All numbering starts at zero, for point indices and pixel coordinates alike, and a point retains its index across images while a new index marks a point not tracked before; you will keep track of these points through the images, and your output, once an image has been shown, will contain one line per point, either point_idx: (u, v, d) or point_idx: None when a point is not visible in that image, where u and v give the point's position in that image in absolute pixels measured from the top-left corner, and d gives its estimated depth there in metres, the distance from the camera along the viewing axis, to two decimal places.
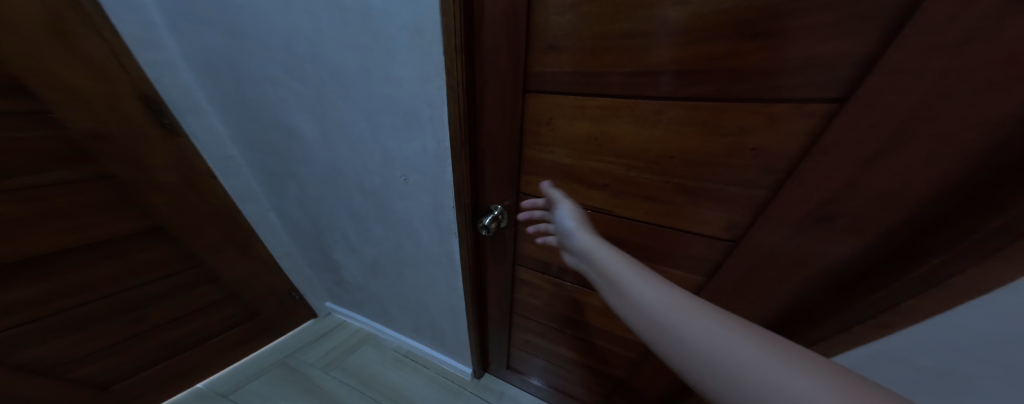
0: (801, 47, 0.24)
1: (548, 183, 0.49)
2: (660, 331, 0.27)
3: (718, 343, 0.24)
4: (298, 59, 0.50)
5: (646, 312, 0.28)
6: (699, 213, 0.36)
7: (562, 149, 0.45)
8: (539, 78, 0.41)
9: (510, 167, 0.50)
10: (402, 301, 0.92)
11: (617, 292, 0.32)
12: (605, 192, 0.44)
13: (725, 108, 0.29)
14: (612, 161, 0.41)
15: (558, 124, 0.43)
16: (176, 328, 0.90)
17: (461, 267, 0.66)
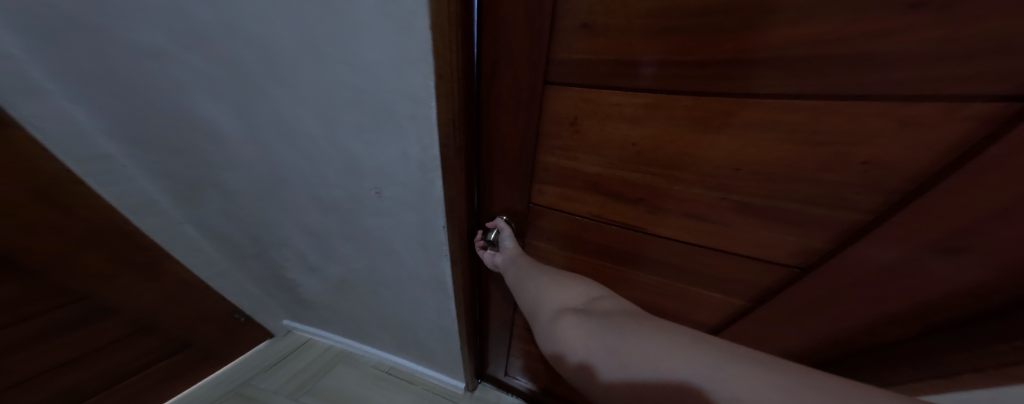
0: (961, 35, 0.18)
1: (568, 194, 0.41)
2: (519, 285, 0.45)
3: (561, 297, 0.41)
4: (198, 25, 0.33)
5: (518, 276, 0.46)
6: (758, 235, 0.32)
7: (592, 157, 0.36)
8: (564, 67, 0.31)
9: (520, 176, 0.40)
10: (380, 320, 0.80)
11: (507, 267, 0.48)
12: (639, 207, 0.37)
13: (823, 108, 0.24)
14: (654, 173, 0.34)
15: (589, 125, 0.34)
16: (63, 378, 0.68)
17: (453, 290, 0.56)
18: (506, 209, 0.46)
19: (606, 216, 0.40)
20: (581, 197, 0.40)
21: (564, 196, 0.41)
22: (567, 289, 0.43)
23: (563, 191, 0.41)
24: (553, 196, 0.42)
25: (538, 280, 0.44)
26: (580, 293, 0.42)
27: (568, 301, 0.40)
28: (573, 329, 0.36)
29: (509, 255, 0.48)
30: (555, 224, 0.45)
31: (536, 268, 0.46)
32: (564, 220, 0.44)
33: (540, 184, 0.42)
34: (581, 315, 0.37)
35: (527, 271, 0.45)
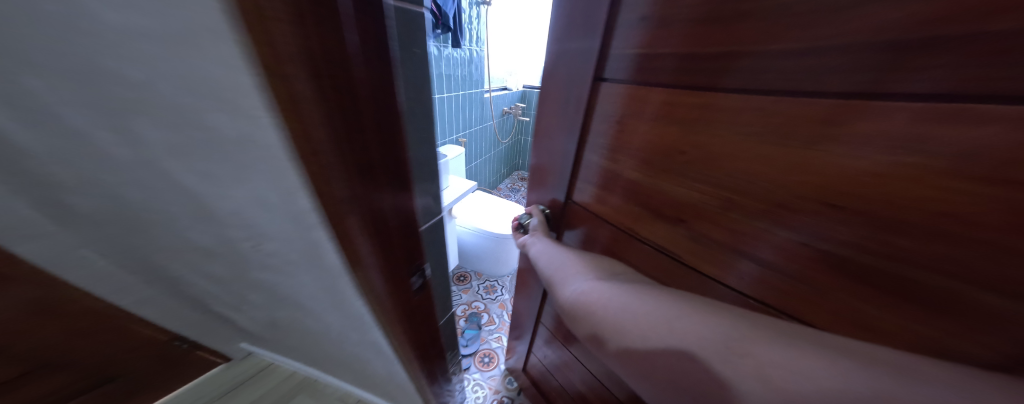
0: None
1: (594, 192, 0.49)
2: (545, 259, 0.51)
3: (580, 268, 0.45)
4: None
5: (547, 252, 0.52)
6: (908, 327, 0.25)
7: (632, 159, 0.41)
8: (620, 61, 0.39)
9: (565, 167, 0.52)
10: (338, 362, 0.67)
11: (536, 246, 0.55)
12: (649, 210, 0.42)
13: (845, 124, 0.24)
14: (667, 177, 0.38)
15: (630, 127, 0.40)
16: None
17: (395, 354, 0.41)
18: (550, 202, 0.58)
19: (623, 220, 0.46)
20: (610, 198, 0.47)
21: (592, 195, 0.50)
22: (588, 263, 0.46)
23: (591, 189, 0.50)
24: (585, 195, 0.51)
25: (563, 256, 0.49)
26: (601, 267, 0.45)
27: (586, 271, 0.44)
28: (585, 294, 0.41)
29: (539, 238, 0.56)
30: (579, 218, 0.54)
31: (564, 249, 0.51)
32: (585, 215, 0.52)
33: (574, 182, 0.52)
34: (597, 283, 0.41)
35: (555, 249, 0.52)
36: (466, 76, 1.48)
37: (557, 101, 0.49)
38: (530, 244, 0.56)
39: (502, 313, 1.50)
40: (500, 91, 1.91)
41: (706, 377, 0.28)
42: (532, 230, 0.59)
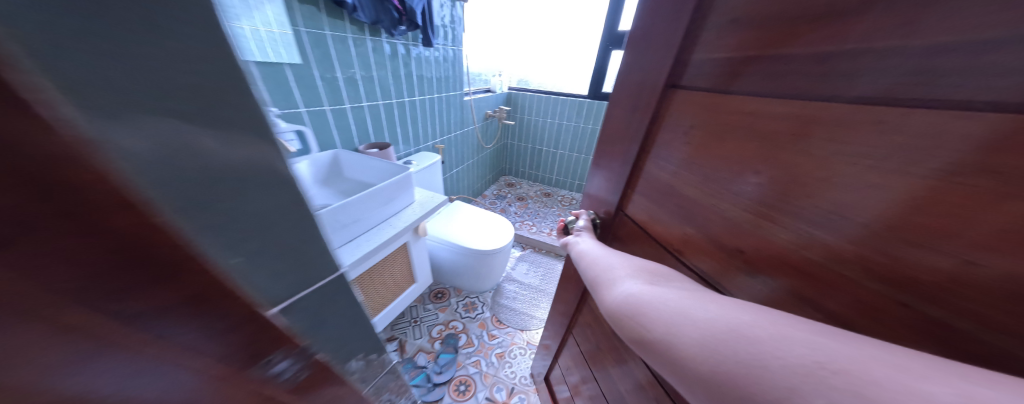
0: None
1: (648, 208, 0.39)
2: (581, 253, 0.42)
3: (622, 260, 0.36)
4: None
5: (587, 246, 0.43)
6: None
7: (685, 178, 0.33)
8: (699, 69, 0.31)
9: (619, 182, 0.45)
10: None
11: (578, 241, 0.46)
12: (702, 235, 0.31)
13: (1022, 151, 0.14)
14: (724, 191, 0.28)
15: (701, 134, 0.31)
16: None
17: None
18: (603, 214, 0.49)
19: (674, 245, 0.35)
20: (663, 216, 0.37)
21: (646, 210, 0.40)
22: (631, 258, 0.36)
23: (644, 203, 0.40)
24: (639, 209, 0.41)
25: (604, 251, 0.40)
26: (648, 263, 0.34)
27: (627, 263, 0.34)
28: (620, 280, 0.31)
29: (582, 235, 0.47)
30: (628, 236, 0.44)
31: (606, 248, 0.41)
32: (637, 233, 0.42)
33: (629, 194, 0.43)
34: (639, 274, 0.31)
35: (599, 246, 0.42)
36: (443, 79, 1.38)
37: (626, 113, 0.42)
38: (571, 241, 0.48)
39: (482, 333, 1.35)
40: (482, 94, 1.82)
41: (781, 385, 0.17)
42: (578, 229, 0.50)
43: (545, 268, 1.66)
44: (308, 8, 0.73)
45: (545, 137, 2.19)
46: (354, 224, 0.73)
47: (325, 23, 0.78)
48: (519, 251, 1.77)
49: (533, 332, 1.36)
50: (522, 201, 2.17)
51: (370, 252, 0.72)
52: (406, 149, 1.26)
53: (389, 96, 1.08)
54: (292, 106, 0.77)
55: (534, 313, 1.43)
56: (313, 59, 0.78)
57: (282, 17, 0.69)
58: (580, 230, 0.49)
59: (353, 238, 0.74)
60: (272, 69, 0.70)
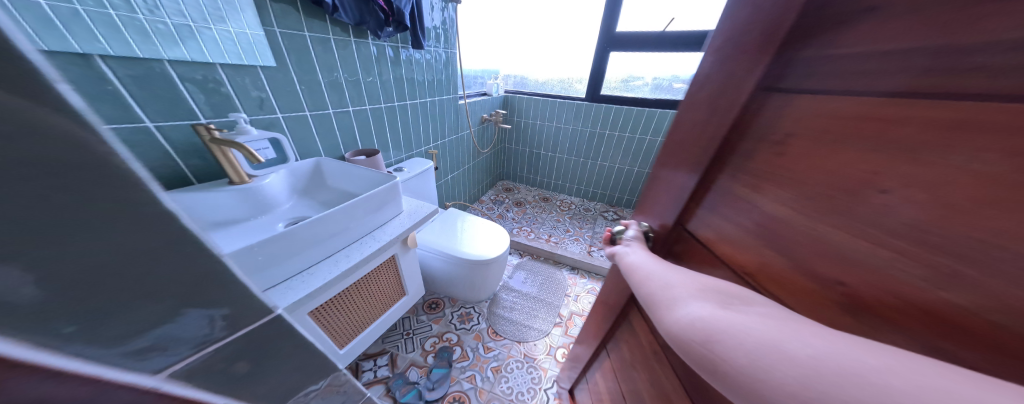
0: None
1: (717, 225, 0.39)
2: (631, 265, 0.41)
3: (679, 276, 0.35)
4: None
5: (637, 258, 0.42)
6: None
7: (778, 190, 0.31)
8: (811, 72, 0.28)
9: (682, 190, 0.43)
10: None
11: (624, 250, 0.45)
12: (783, 259, 0.30)
13: None
14: (817, 214, 0.27)
15: (797, 146, 0.29)
16: None
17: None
18: (656, 227, 0.48)
19: (746, 269, 0.34)
20: (735, 235, 0.36)
21: (714, 227, 0.39)
22: (688, 273, 0.35)
23: (712, 220, 0.39)
24: (705, 225, 0.40)
25: (656, 265, 0.39)
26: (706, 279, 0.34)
27: (685, 280, 0.33)
28: (683, 302, 0.31)
29: (630, 245, 0.46)
30: (688, 253, 0.43)
31: (656, 260, 0.40)
32: (699, 252, 0.41)
33: (694, 209, 0.42)
34: (705, 295, 0.31)
35: (649, 256, 0.42)
36: (435, 82, 1.34)
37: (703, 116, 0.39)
38: (615, 250, 0.47)
39: (477, 346, 1.28)
40: (477, 98, 1.78)
41: None
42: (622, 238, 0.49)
43: (543, 276, 1.60)
44: (282, 7, 0.69)
45: (542, 141, 2.14)
46: (334, 238, 0.68)
47: (304, 23, 0.74)
48: (516, 259, 1.71)
49: (531, 344, 1.28)
50: (520, 206, 2.12)
51: (350, 269, 0.67)
52: (397, 155, 1.22)
53: (378, 100, 1.03)
54: (268, 111, 0.72)
55: (532, 324, 1.36)
56: (292, 62, 0.74)
57: (252, 15, 0.64)
58: (624, 238, 0.48)
59: (333, 253, 0.69)
60: (244, 72, 0.65)
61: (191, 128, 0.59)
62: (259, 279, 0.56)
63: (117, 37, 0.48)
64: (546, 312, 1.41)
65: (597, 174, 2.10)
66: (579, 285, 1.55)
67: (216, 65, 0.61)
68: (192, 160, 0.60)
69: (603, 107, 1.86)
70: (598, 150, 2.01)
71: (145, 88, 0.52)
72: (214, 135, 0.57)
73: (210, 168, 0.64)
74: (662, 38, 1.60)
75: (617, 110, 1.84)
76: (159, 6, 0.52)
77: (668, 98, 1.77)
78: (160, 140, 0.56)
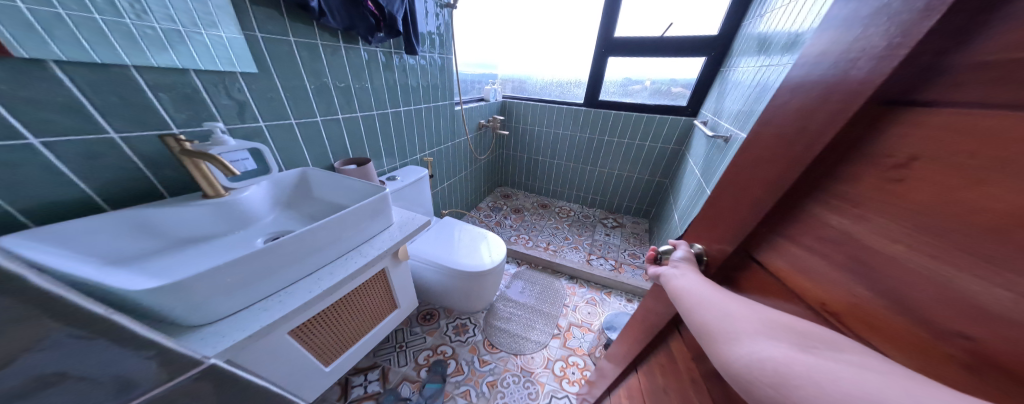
0: None
1: (785, 248, 0.32)
2: (682, 292, 0.38)
3: (740, 309, 0.31)
4: None
5: (688, 284, 0.38)
6: None
7: (892, 223, 0.23)
8: (965, 77, 0.21)
9: (749, 211, 0.36)
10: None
11: (672, 274, 0.41)
12: (874, 296, 0.24)
13: None
14: (907, 240, 0.22)
15: (917, 170, 0.22)
16: None
17: None
18: (710, 250, 0.42)
19: (826, 304, 0.27)
20: (808, 261, 0.29)
21: (781, 251, 0.32)
22: (753, 307, 0.31)
23: (780, 243, 0.33)
24: (770, 249, 0.34)
25: (712, 294, 0.34)
26: (775, 315, 0.29)
27: (751, 315, 0.29)
28: (750, 341, 0.27)
29: (679, 268, 0.42)
30: (749, 282, 0.36)
31: (712, 287, 0.36)
32: (768, 282, 0.34)
33: (764, 234, 0.35)
34: (779, 336, 0.26)
35: (705, 283, 0.37)
36: (430, 88, 1.30)
37: (786, 132, 0.32)
38: (661, 274, 0.43)
39: (472, 359, 1.23)
40: (474, 103, 1.75)
41: None
42: (669, 259, 0.44)
43: (541, 286, 1.56)
44: (266, 11, 0.66)
45: (540, 148, 2.12)
46: (316, 254, 0.64)
47: (289, 28, 0.71)
48: (513, 268, 1.67)
49: (528, 357, 1.23)
50: (518, 213, 2.09)
51: (333, 287, 0.63)
52: (391, 163, 1.19)
53: (369, 108, 1.00)
54: (249, 120, 0.69)
55: (530, 335, 1.31)
56: (275, 68, 0.71)
57: (231, 20, 0.61)
58: (672, 260, 0.44)
59: (317, 270, 0.65)
60: (223, 78, 0.62)
61: (157, 139, 0.56)
62: (227, 300, 0.52)
63: (101, 40, 0.46)
64: (544, 323, 1.36)
65: (597, 181, 2.07)
66: (578, 294, 1.51)
67: (190, 71, 0.57)
68: (160, 172, 0.57)
69: (601, 113, 1.84)
70: (597, 156, 1.99)
71: (108, 95, 0.49)
72: (187, 147, 0.55)
73: (181, 179, 0.61)
74: (660, 44, 1.59)
75: (616, 116, 1.82)
76: (148, 10, 0.50)
77: (666, 104, 1.75)
78: (124, 151, 0.52)
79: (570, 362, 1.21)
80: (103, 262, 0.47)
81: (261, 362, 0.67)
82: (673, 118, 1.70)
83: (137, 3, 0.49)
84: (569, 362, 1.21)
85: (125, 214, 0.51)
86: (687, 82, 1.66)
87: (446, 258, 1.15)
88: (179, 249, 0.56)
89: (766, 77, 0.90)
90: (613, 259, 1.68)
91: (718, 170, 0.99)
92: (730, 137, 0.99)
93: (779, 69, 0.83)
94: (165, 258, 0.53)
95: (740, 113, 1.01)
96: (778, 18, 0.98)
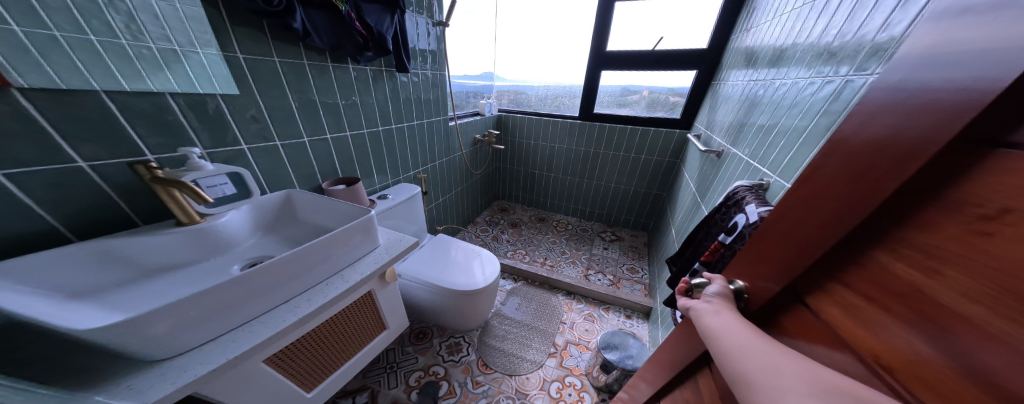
0: None
1: (840, 293, 0.28)
2: (717, 334, 0.34)
3: (785, 362, 0.27)
4: None
5: (724, 325, 0.34)
6: None
7: (977, 284, 0.19)
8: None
9: (800, 247, 0.32)
10: None
11: (707, 310, 0.38)
12: (942, 356, 0.20)
13: None
14: (983, 300, 0.19)
15: (1011, 225, 0.18)
16: None
17: None
18: (751, 288, 0.37)
19: (880, 358, 0.23)
20: (866, 310, 0.25)
21: (832, 295, 0.28)
22: (801, 363, 0.27)
23: (832, 286, 0.28)
24: (820, 292, 0.29)
25: (753, 341, 0.31)
26: (824, 377, 0.25)
27: (797, 371, 0.26)
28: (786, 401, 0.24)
29: (714, 305, 0.38)
30: (792, 325, 0.31)
31: (751, 332, 0.32)
32: (816, 328, 0.29)
33: (814, 277, 0.30)
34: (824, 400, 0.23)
35: (745, 325, 0.34)
36: (424, 104, 1.30)
37: (848, 168, 0.27)
38: (694, 309, 0.39)
39: (466, 381, 1.17)
40: (469, 117, 1.76)
41: None
42: (704, 294, 0.41)
43: (537, 302, 1.52)
44: (247, 32, 0.66)
45: (537, 160, 2.12)
46: (290, 283, 0.61)
47: (272, 48, 0.71)
48: (510, 284, 1.64)
49: (524, 378, 1.18)
50: (515, 227, 2.07)
51: (308, 315, 0.60)
52: (383, 180, 1.18)
53: (359, 126, 1.00)
54: (230, 144, 0.68)
55: (525, 354, 1.26)
56: (258, 89, 0.70)
57: (209, 41, 0.61)
58: (706, 294, 0.40)
59: (292, 297, 0.63)
60: (198, 100, 0.61)
61: (126, 167, 0.54)
62: (186, 335, 0.49)
63: (95, 63, 0.49)
64: (540, 342, 1.32)
65: (594, 193, 2.06)
66: (575, 311, 1.47)
67: (165, 94, 0.57)
68: (132, 200, 0.56)
69: (596, 126, 1.84)
70: (592, 168, 1.98)
71: (77, 123, 0.48)
72: (158, 174, 0.54)
73: (154, 206, 0.59)
74: (651, 58, 1.61)
75: (611, 129, 1.82)
76: (144, 31, 0.53)
77: (661, 116, 1.75)
78: (93, 179, 0.51)
79: (567, 383, 1.16)
80: (64, 295, 0.45)
81: (235, 394, 0.64)
82: (668, 131, 1.70)
83: (133, 23, 0.52)
84: (566, 383, 1.16)
85: (94, 244, 0.50)
86: (680, 94, 1.66)
87: (437, 277, 1.12)
88: (150, 279, 0.54)
89: (754, 93, 0.90)
90: (611, 274, 1.65)
91: (712, 186, 0.98)
92: (722, 152, 0.98)
93: (767, 83, 0.82)
94: (134, 289, 0.52)
95: (731, 128, 1.01)
96: (763, 33, 1.00)
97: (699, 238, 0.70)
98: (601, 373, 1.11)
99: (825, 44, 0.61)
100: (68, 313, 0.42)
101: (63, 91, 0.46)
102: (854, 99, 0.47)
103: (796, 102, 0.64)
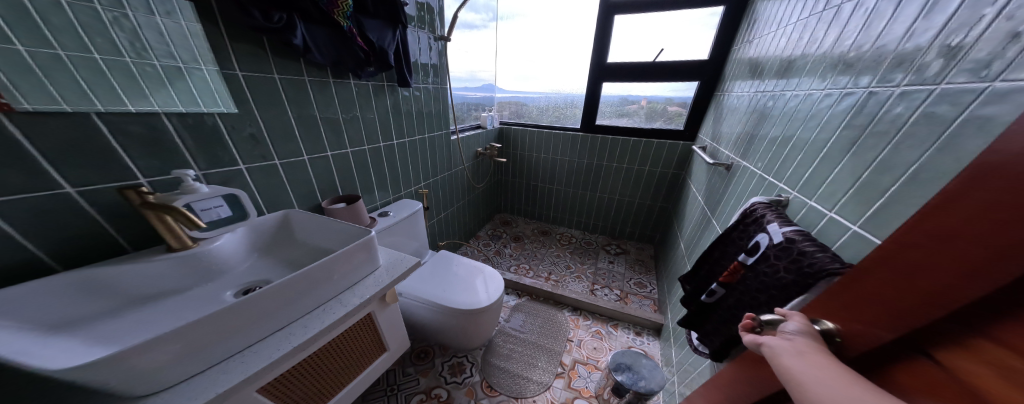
0: None
1: (989, 351, 0.21)
2: (807, 385, 0.29)
3: None
4: None
5: (815, 374, 0.29)
6: None
7: None
8: None
9: (926, 292, 0.25)
10: None
11: (787, 351, 0.32)
12: None
13: None
14: None
15: None
16: None
17: None
18: (847, 332, 0.30)
19: None
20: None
21: (977, 351, 0.21)
22: None
23: (979, 340, 0.22)
24: (959, 346, 0.23)
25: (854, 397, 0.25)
26: None
27: None
28: None
29: (796, 346, 0.32)
30: (913, 382, 0.25)
31: (852, 384, 0.26)
32: (955, 393, 0.22)
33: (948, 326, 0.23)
34: None
35: (842, 374, 0.27)
36: (425, 119, 1.30)
37: (998, 200, 0.21)
38: (771, 348, 0.34)
39: None
40: (471, 131, 1.75)
41: None
42: (781, 331, 0.35)
43: (543, 319, 1.47)
44: (247, 48, 0.64)
45: (539, 172, 2.10)
46: (286, 309, 0.58)
47: (273, 65, 0.70)
48: (513, 300, 1.59)
49: (530, 400, 1.12)
50: (517, 241, 2.03)
51: (306, 342, 0.56)
52: (384, 196, 1.15)
53: (360, 142, 0.98)
54: (228, 164, 0.66)
55: (532, 375, 1.21)
56: (258, 107, 0.69)
57: (209, 58, 0.60)
58: (783, 331, 0.34)
59: (287, 324, 0.59)
60: (196, 119, 0.59)
61: (117, 192, 0.52)
62: (172, 370, 0.45)
63: (97, 80, 0.49)
64: (547, 361, 1.26)
65: (597, 204, 2.03)
66: (582, 328, 1.42)
67: (161, 114, 0.55)
68: (121, 225, 0.54)
69: (598, 138, 1.83)
70: (596, 180, 1.96)
71: (65, 145, 0.46)
72: (150, 199, 0.52)
73: (145, 231, 0.57)
74: (651, 70, 1.61)
75: (613, 140, 1.81)
76: (148, 48, 0.54)
77: (661, 127, 1.74)
78: (81, 205, 0.49)
79: None
80: (42, 328, 0.42)
81: None
82: (671, 143, 1.69)
83: (138, 41, 0.53)
84: None
85: (78, 274, 0.47)
86: (681, 104, 1.66)
87: (440, 295, 1.08)
88: (138, 308, 0.51)
89: (762, 104, 0.88)
90: (618, 288, 1.60)
91: (723, 201, 0.95)
92: (731, 165, 0.96)
93: (776, 93, 0.81)
94: (121, 320, 0.48)
95: (739, 139, 0.99)
96: (765, 46, 1.00)
97: (716, 256, 0.67)
98: (611, 395, 1.10)
99: (839, 55, 0.59)
100: (45, 349, 0.39)
101: (67, 113, 0.46)
102: (880, 113, 0.45)
103: (812, 114, 0.62)
